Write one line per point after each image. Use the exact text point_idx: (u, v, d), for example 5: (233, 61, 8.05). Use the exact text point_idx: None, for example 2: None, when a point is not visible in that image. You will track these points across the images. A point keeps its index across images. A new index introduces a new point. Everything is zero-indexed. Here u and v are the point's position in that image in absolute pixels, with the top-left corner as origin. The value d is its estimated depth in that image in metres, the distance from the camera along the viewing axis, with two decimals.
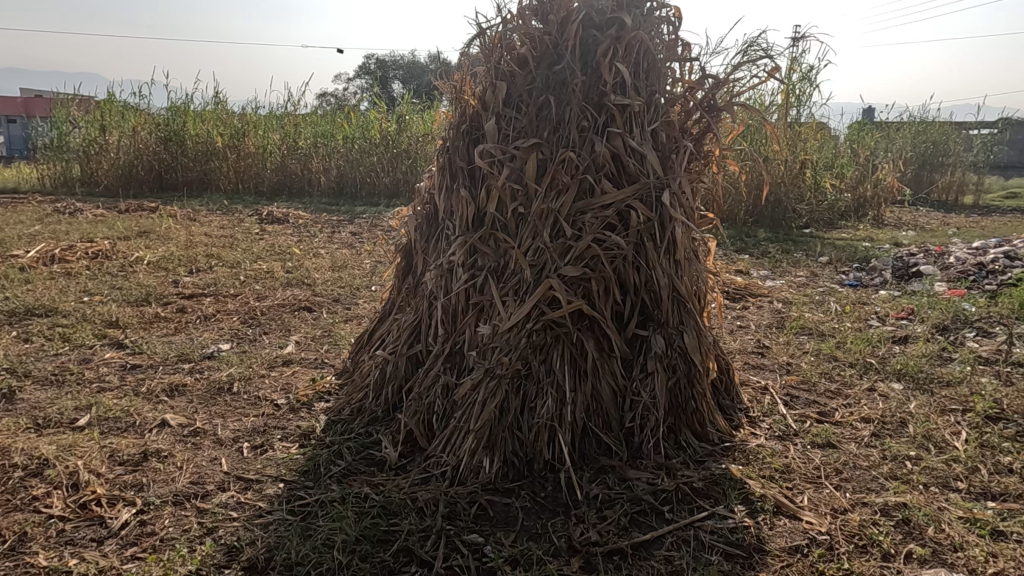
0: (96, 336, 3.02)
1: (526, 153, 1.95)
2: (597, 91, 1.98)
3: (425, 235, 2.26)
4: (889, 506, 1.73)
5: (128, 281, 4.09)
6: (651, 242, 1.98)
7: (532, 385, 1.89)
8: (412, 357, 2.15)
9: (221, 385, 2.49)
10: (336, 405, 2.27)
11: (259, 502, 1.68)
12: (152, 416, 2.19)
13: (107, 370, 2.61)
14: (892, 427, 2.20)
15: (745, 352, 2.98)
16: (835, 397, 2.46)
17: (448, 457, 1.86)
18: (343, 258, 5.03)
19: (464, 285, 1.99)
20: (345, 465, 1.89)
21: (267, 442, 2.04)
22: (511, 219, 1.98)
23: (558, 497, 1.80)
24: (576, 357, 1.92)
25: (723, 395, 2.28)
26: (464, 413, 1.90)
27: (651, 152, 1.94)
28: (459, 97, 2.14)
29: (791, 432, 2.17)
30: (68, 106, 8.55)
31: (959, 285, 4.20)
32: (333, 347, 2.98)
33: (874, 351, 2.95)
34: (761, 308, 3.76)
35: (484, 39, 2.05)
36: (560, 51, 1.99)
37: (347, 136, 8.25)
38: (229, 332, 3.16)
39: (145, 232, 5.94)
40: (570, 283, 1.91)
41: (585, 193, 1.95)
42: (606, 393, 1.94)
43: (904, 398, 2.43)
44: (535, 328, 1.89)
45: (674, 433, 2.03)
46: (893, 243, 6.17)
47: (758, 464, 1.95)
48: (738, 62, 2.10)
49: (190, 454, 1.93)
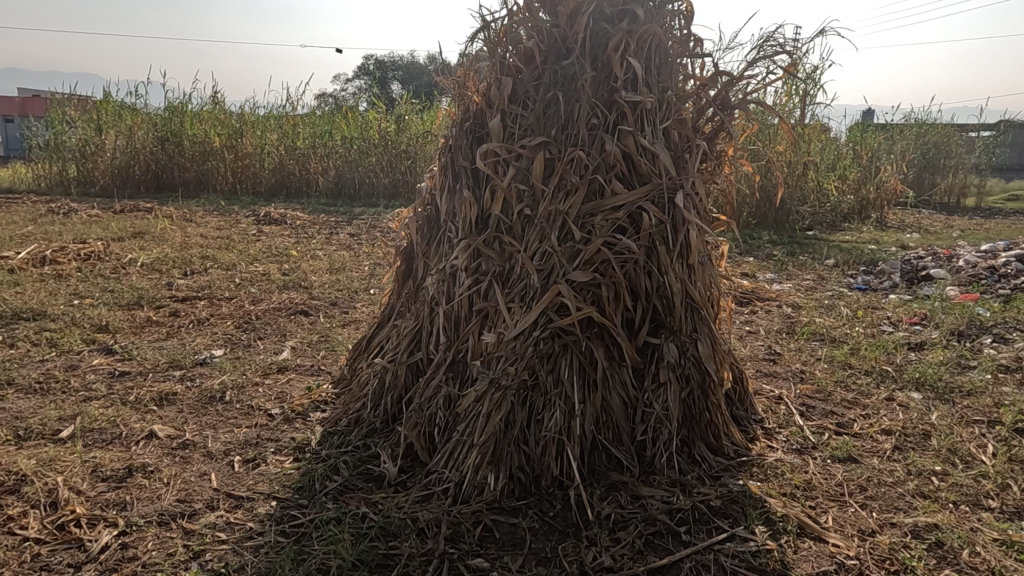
0: (85, 341, 2.91)
1: (533, 152, 1.85)
2: (606, 87, 1.88)
3: (427, 238, 2.16)
4: (919, 527, 1.63)
5: (120, 284, 3.99)
6: (664, 246, 1.88)
7: (539, 396, 1.80)
8: (413, 365, 2.05)
9: (213, 393, 2.39)
10: (333, 415, 2.17)
11: (249, 522, 1.58)
12: (139, 428, 2.08)
13: (95, 378, 2.51)
14: (915, 440, 2.10)
15: (756, 358, 2.89)
16: (853, 408, 2.36)
17: (451, 473, 1.76)
18: (342, 260, 4.92)
19: (467, 291, 1.89)
20: (342, 480, 1.79)
21: (260, 455, 1.94)
22: (517, 221, 1.88)
23: (568, 517, 1.70)
24: (585, 367, 1.82)
25: (736, 405, 2.19)
26: (467, 426, 1.80)
27: (664, 151, 1.85)
28: (462, 94, 2.04)
29: (809, 445, 2.07)
30: (64, 106, 8.46)
31: (972, 289, 4.10)
32: (330, 353, 2.88)
33: (889, 358, 2.86)
34: (770, 313, 3.66)
35: (488, 33, 1.95)
36: (568, 45, 1.89)
37: (346, 136, 8.18)
38: (223, 336, 3.06)
39: (142, 233, 5.84)
40: (579, 289, 1.82)
41: (595, 194, 1.86)
42: (616, 404, 1.85)
43: (924, 408, 2.34)
44: (543, 336, 1.79)
45: (688, 447, 1.93)
46: (899, 245, 6.07)
47: (777, 480, 1.86)
48: (754, 58, 2.01)
49: (177, 469, 1.83)
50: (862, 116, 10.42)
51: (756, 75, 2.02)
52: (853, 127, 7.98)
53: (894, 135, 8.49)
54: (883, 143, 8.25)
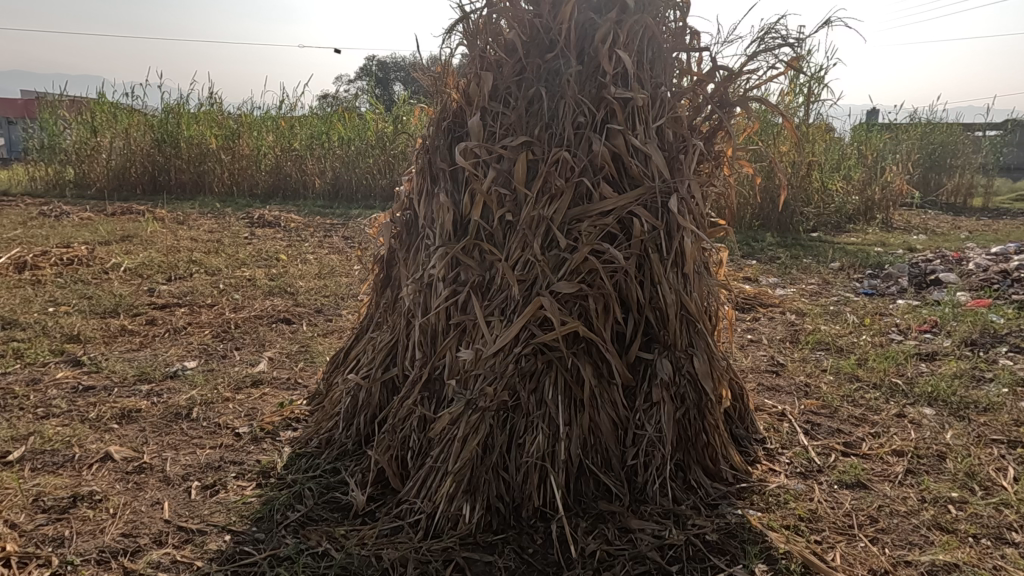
0: (54, 352, 2.78)
1: (515, 153, 1.70)
2: (594, 83, 1.73)
3: (405, 244, 2.00)
4: (937, 567, 1.48)
5: (100, 290, 3.86)
6: (656, 254, 1.74)
7: (521, 418, 1.66)
8: (387, 382, 1.90)
9: (179, 410, 2.25)
10: (303, 435, 2.03)
11: (197, 561, 1.45)
12: (93, 449, 1.95)
13: (57, 393, 2.37)
14: (929, 463, 1.94)
15: (758, 370, 2.74)
16: (861, 425, 2.21)
17: (423, 503, 1.62)
18: (332, 264, 4.78)
19: (444, 303, 1.73)
20: (305, 511, 1.65)
21: (220, 481, 1.80)
22: (498, 227, 1.73)
23: (550, 553, 1.56)
24: (571, 386, 1.68)
25: (736, 424, 2.03)
26: (441, 452, 1.65)
27: (657, 153, 1.70)
28: (440, 90, 1.89)
29: (814, 468, 1.92)
30: (58, 107, 8.36)
31: (984, 295, 3.94)
32: (309, 365, 2.74)
33: (899, 370, 2.70)
34: (772, 320, 3.51)
35: (466, 24, 1.79)
36: (553, 37, 1.74)
37: (342, 138, 8.05)
38: (198, 347, 2.92)
39: (130, 236, 5.71)
40: (565, 301, 1.67)
41: (581, 198, 1.71)
42: (605, 426, 1.70)
43: (938, 426, 2.18)
44: (524, 353, 1.64)
45: (682, 471, 1.78)
46: (906, 248, 5.91)
47: (780, 509, 1.71)
48: (755, 51, 1.87)
49: (128, 497, 1.69)
50: (867, 116, 10.28)
51: (756, 70, 1.88)
52: (858, 126, 7.82)
53: (900, 136, 8.34)
54: (888, 143, 8.09)
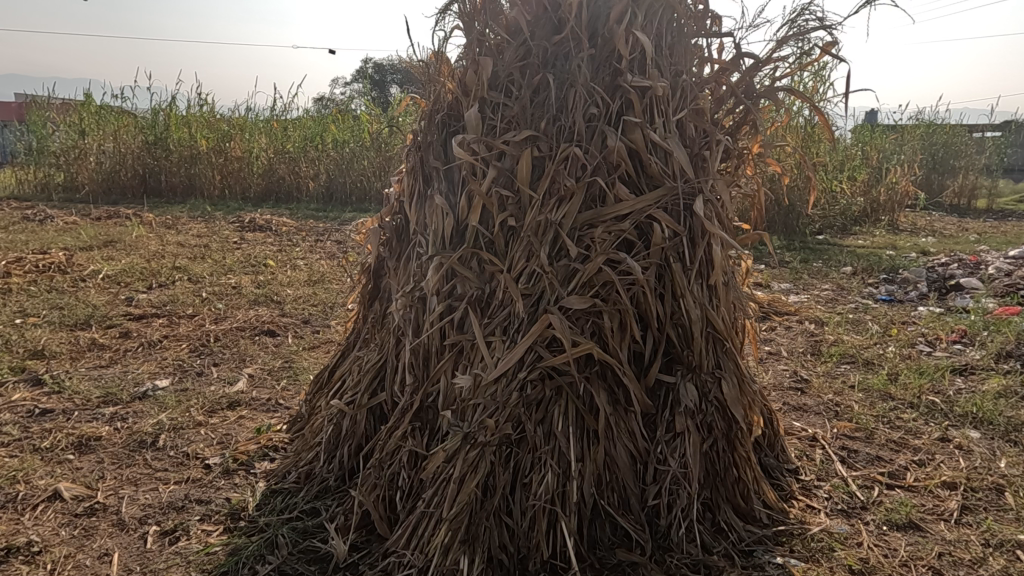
0: (14, 370, 2.55)
1: (518, 149, 1.48)
2: (608, 70, 1.51)
3: (396, 251, 1.77)
4: None
5: (74, 299, 3.62)
6: (679, 264, 1.51)
7: (526, 453, 1.44)
8: (375, 409, 1.67)
9: (143, 437, 2.01)
10: (280, 468, 1.80)
11: None
12: (41, 486, 1.72)
13: (10, 418, 2.14)
14: (987, 498, 1.73)
15: (781, 387, 2.52)
16: (902, 451, 1.99)
17: (413, 556, 1.39)
18: (321, 271, 4.55)
19: (438, 321, 1.50)
20: (277, 564, 1.43)
21: (182, 524, 1.58)
22: (499, 234, 1.50)
23: None
24: (584, 416, 1.46)
25: (767, 452, 1.80)
26: (435, 495, 1.42)
27: (679, 148, 1.48)
28: (433, 79, 1.66)
29: (857, 505, 1.70)
30: (46, 110, 8.16)
31: (1011, 302, 3.72)
32: (291, 383, 2.51)
33: (935, 387, 2.47)
34: (790, 330, 3.30)
35: (463, 4, 1.56)
36: (561, 17, 1.51)
37: (336, 140, 7.82)
38: (172, 363, 2.69)
39: (113, 241, 5.47)
40: (575, 319, 1.45)
41: (593, 200, 1.50)
42: (623, 460, 1.48)
43: (989, 453, 1.97)
44: (530, 379, 1.43)
45: (710, 512, 1.56)
46: (919, 250, 5.71)
47: (827, 560, 1.49)
48: (784, 37, 1.65)
49: (72, 548, 1.48)
50: (867, 116, 10.09)
51: (784, 58, 1.66)
52: (863, 126, 7.62)
53: (904, 138, 8.16)
54: (892, 146, 7.92)
